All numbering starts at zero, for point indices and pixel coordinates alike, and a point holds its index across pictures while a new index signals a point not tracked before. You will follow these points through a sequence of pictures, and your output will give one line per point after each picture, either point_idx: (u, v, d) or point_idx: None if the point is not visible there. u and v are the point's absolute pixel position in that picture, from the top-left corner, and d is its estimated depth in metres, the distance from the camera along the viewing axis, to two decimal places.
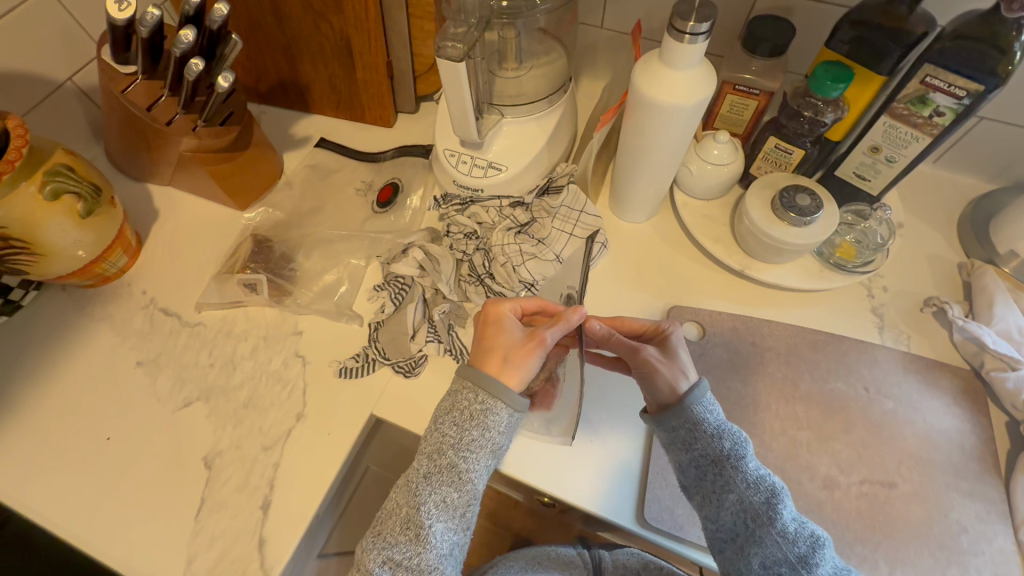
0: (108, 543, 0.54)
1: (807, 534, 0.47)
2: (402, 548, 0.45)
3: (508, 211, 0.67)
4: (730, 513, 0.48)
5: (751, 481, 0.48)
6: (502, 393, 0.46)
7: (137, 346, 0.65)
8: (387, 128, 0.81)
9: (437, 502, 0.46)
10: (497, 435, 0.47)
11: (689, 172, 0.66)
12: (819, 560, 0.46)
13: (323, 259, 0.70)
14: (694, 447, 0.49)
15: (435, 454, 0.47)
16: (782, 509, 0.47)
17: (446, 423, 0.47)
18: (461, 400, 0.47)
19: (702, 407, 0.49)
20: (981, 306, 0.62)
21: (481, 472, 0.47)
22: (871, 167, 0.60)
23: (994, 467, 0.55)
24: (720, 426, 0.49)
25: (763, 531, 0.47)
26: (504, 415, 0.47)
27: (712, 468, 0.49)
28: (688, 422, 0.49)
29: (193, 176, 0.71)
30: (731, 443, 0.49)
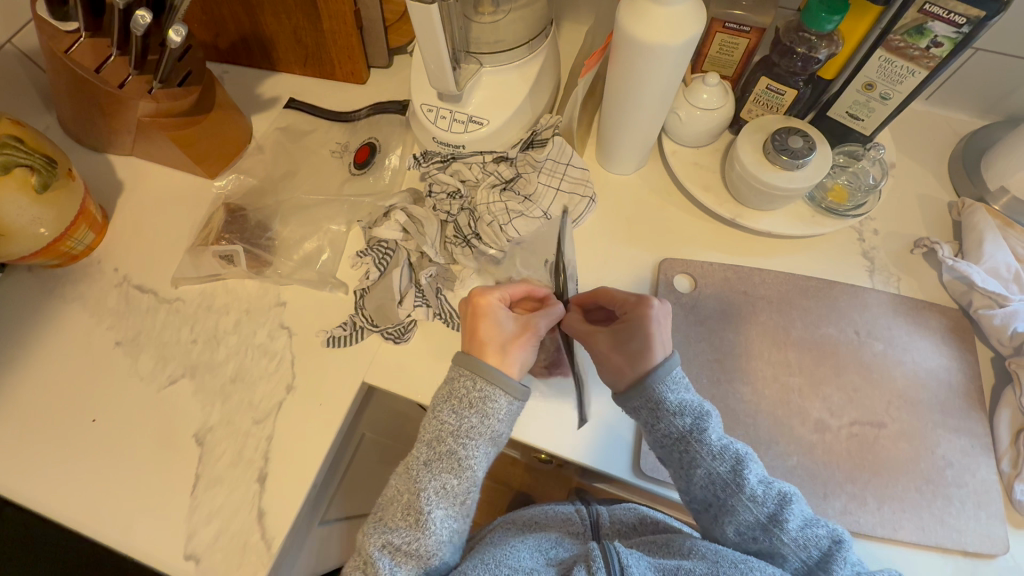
0: (104, 523, 0.54)
1: (775, 493, 0.47)
2: (401, 534, 0.45)
3: (492, 166, 0.64)
4: (700, 486, 0.49)
5: (716, 453, 0.48)
6: (501, 381, 0.46)
7: (115, 326, 0.63)
8: (360, 84, 0.77)
9: (437, 489, 0.46)
10: (496, 424, 0.46)
11: (679, 119, 0.64)
12: (789, 517, 0.46)
13: (302, 227, 0.67)
14: (657, 427, 0.49)
15: (434, 442, 0.46)
16: (748, 474, 0.48)
17: (444, 411, 0.46)
18: (458, 386, 0.46)
19: (666, 386, 0.49)
20: (970, 244, 0.62)
21: (481, 459, 0.46)
22: (865, 105, 0.58)
23: (979, 402, 0.56)
24: (681, 402, 0.49)
25: (733, 500, 0.48)
26: (504, 401, 0.46)
27: (677, 446, 0.49)
28: (650, 401, 0.49)
29: (155, 143, 0.67)
30: (693, 419, 0.49)
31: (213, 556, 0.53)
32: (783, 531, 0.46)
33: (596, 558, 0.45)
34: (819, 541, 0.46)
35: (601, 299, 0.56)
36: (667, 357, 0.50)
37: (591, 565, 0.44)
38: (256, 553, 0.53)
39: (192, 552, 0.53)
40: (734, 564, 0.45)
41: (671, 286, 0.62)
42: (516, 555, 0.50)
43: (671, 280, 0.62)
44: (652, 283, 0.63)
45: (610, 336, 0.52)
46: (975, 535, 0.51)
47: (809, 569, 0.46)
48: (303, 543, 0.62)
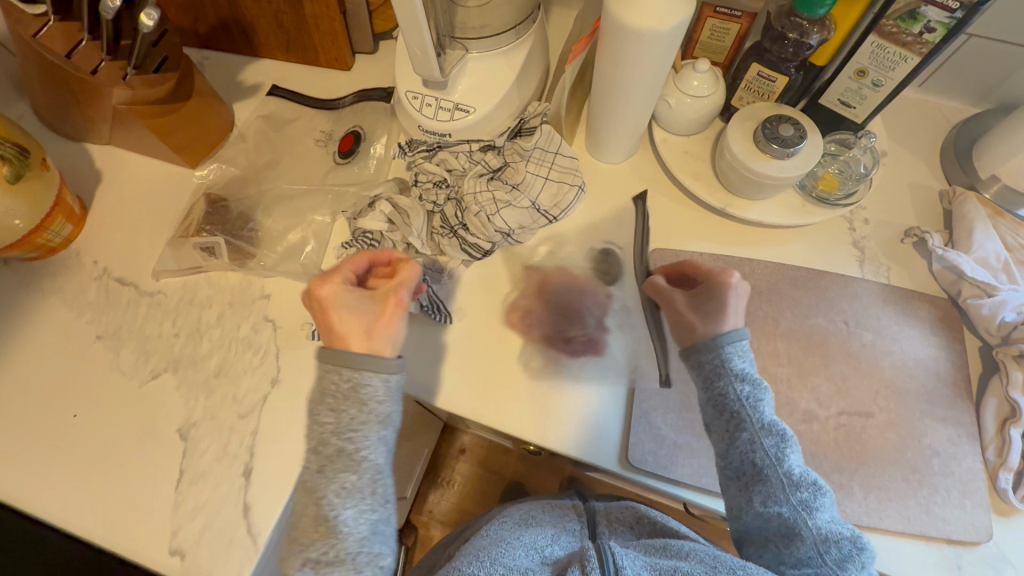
0: (86, 519, 0.53)
1: (811, 480, 0.47)
2: (317, 547, 0.44)
3: (479, 155, 0.63)
4: (740, 451, 0.48)
5: (766, 424, 0.48)
6: (366, 363, 0.45)
7: (94, 319, 0.61)
8: (344, 71, 0.75)
9: (338, 492, 0.44)
10: (374, 406, 0.45)
11: (669, 107, 0.63)
12: (820, 505, 0.46)
13: (285, 218, 0.66)
14: (714, 385, 0.50)
15: (320, 446, 0.45)
16: (790, 453, 0.47)
17: (322, 413, 0.45)
18: (331, 381, 0.45)
19: (733, 349, 0.50)
20: (961, 234, 0.61)
21: (373, 447, 0.45)
22: (857, 92, 0.57)
23: (966, 392, 0.57)
24: (746, 370, 0.49)
25: (770, 471, 0.47)
26: (376, 381, 0.45)
27: (728, 408, 0.49)
28: (716, 359, 0.50)
29: (133, 133, 0.65)
30: (753, 388, 0.49)
31: (198, 552, 0.52)
32: (812, 517, 0.45)
33: (590, 558, 0.44)
34: (841, 540, 0.44)
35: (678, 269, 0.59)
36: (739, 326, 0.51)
37: (586, 565, 0.43)
38: (242, 548, 0.52)
39: (177, 547, 0.52)
40: (732, 570, 0.42)
41: None
42: (511, 553, 0.49)
43: None
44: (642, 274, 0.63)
45: (686, 300, 0.55)
46: (960, 523, 0.51)
47: (825, 563, 0.44)
48: None
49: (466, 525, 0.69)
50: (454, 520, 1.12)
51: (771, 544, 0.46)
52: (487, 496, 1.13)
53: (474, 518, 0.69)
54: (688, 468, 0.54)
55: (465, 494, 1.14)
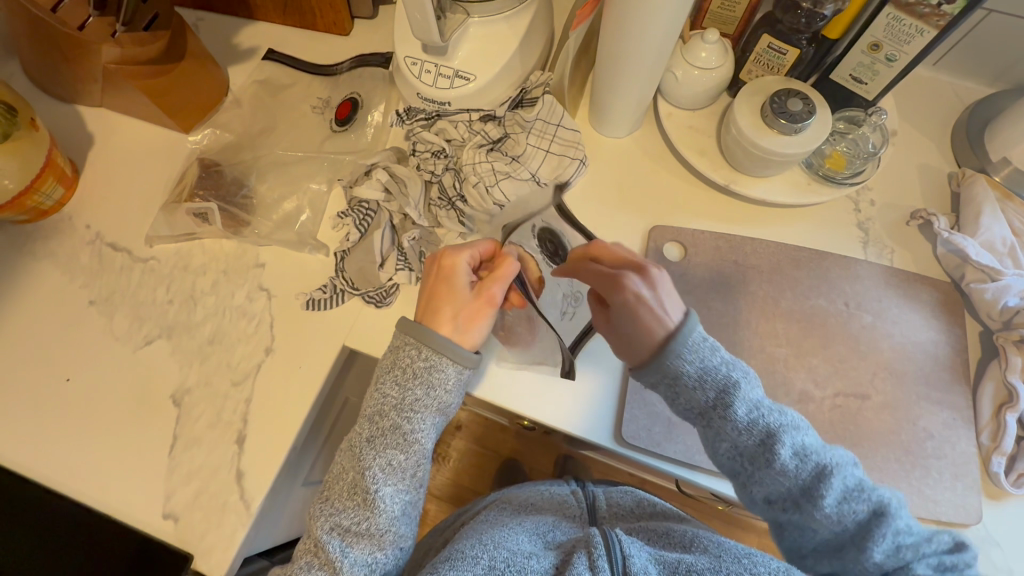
0: (81, 482, 0.53)
1: (811, 467, 0.44)
2: (349, 513, 0.45)
3: (478, 125, 0.62)
4: (727, 458, 0.46)
5: (744, 427, 0.45)
6: (446, 350, 0.45)
7: (87, 285, 0.61)
8: (342, 36, 0.73)
9: (382, 466, 0.45)
10: (443, 393, 0.46)
11: (675, 79, 0.61)
12: (826, 491, 0.44)
13: (281, 186, 0.64)
14: (678, 400, 0.46)
15: (376, 417, 0.46)
16: (781, 448, 0.44)
17: (387, 383, 0.46)
18: (404, 360, 0.46)
19: (681, 358, 0.45)
20: (968, 217, 0.60)
21: (427, 433, 0.46)
22: (870, 67, 0.56)
23: (964, 376, 0.56)
24: (704, 371, 0.45)
25: (763, 472, 0.45)
26: (450, 371, 0.46)
27: (700, 418, 0.46)
28: (667, 376, 0.46)
29: (125, 96, 0.64)
30: (716, 391, 0.45)
31: (191, 516, 0.52)
32: (818, 507, 0.44)
33: (597, 545, 0.42)
34: (855, 513, 0.44)
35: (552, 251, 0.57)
36: (685, 315, 0.46)
37: (593, 554, 0.42)
38: (235, 513, 0.52)
39: (171, 511, 0.53)
40: (738, 558, 0.42)
41: (660, 254, 0.61)
42: (514, 538, 0.47)
43: (660, 248, 0.61)
44: (642, 249, 0.62)
45: (606, 312, 0.50)
46: (949, 504, 0.51)
47: (845, 541, 0.45)
48: (285, 504, 0.62)
49: (465, 506, 0.69)
50: (448, 495, 1.13)
51: (787, 530, 0.47)
52: (482, 472, 1.14)
53: (472, 504, 0.67)
54: (682, 445, 0.54)
55: (461, 469, 1.15)
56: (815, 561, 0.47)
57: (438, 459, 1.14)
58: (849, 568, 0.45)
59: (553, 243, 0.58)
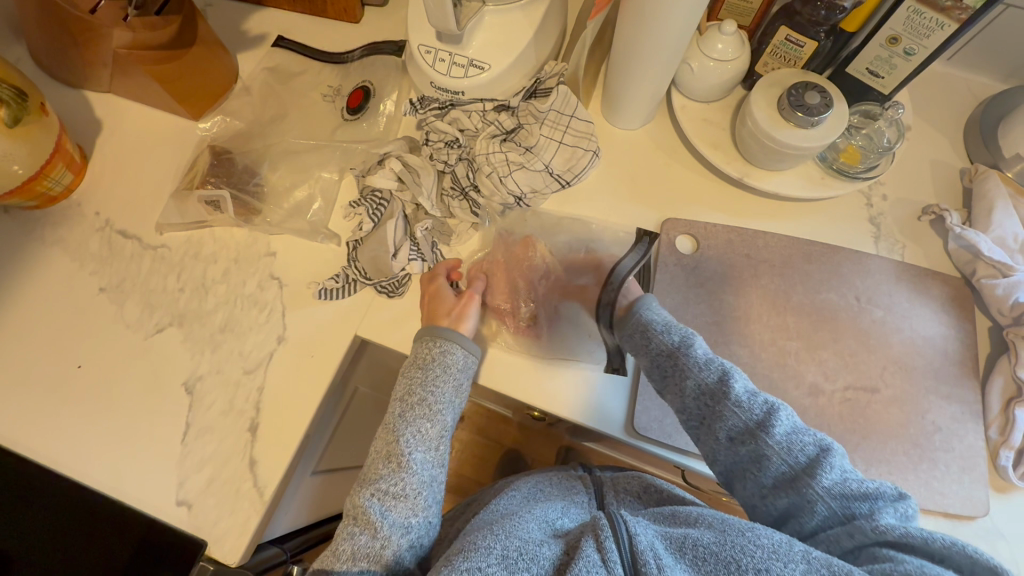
0: (93, 468, 0.53)
1: (761, 401, 0.47)
2: (387, 479, 0.48)
3: (492, 115, 0.61)
4: (692, 395, 0.49)
5: (702, 363, 0.50)
6: (455, 337, 0.52)
7: (97, 272, 0.60)
8: (353, 23, 0.72)
9: (413, 435, 0.49)
10: (458, 372, 0.51)
11: (691, 71, 0.60)
12: (777, 421, 0.46)
13: (291, 174, 0.64)
14: (650, 348, 0.52)
15: (405, 395, 0.51)
16: (734, 381, 0.48)
17: (413, 369, 0.52)
18: (421, 350, 0.52)
19: (650, 312, 0.53)
20: (980, 212, 0.60)
21: (449, 405, 0.51)
22: (887, 61, 0.55)
23: (973, 370, 0.57)
24: (668, 323, 0.52)
25: (723, 407, 0.48)
26: (461, 354, 0.52)
27: (669, 362, 0.51)
28: (639, 326, 0.53)
29: (134, 81, 0.63)
30: (680, 336, 0.51)
31: (204, 503, 0.52)
32: (771, 435, 0.46)
33: (603, 526, 0.42)
34: (804, 446, 0.45)
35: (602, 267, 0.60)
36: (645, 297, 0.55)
37: (600, 535, 0.41)
38: (249, 500, 0.52)
39: (183, 498, 0.53)
40: (741, 531, 0.41)
41: (673, 246, 0.61)
42: (525, 526, 0.47)
43: (673, 240, 0.61)
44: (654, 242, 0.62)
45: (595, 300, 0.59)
46: (956, 497, 0.52)
47: (798, 474, 0.45)
48: (296, 492, 0.62)
49: (477, 495, 0.70)
50: (451, 485, 1.14)
51: (749, 474, 0.47)
52: (485, 462, 1.14)
53: (480, 493, 0.71)
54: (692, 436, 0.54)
55: (464, 460, 1.15)
56: (772, 501, 0.46)
57: None
58: (803, 501, 0.44)
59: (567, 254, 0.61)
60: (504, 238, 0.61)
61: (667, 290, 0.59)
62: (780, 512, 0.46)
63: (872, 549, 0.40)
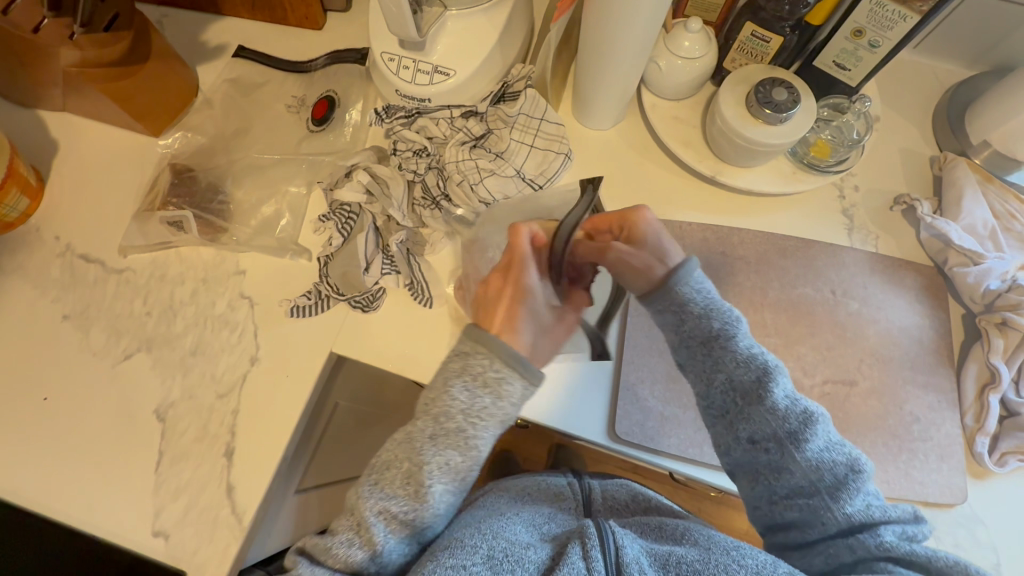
0: (65, 503, 0.52)
1: (800, 411, 0.45)
2: (399, 501, 0.42)
3: (460, 122, 0.60)
4: (721, 390, 0.47)
5: (743, 359, 0.46)
6: (518, 361, 0.40)
7: (60, 299, 0.59)
8: (315, 30, 0.70)
9: (440, 464, 0.41)
10: (508, 407, 0.41)
11: (659, 69, 0.60)
12: (810, 436, 0.44)
13: (258, 189, 0.62)
14: (683, 328, 0.48)
15: (441, 417, 0.41)
16: (775, 387, 0.45)
17: (455, 386, 0.41)
18: (473, 360, 0.41)
19: (690, 288, 0.47)
20: (950, 201, 0.61)
21: (489, 441, 0.42)
22: (852, 54, 0.55)
23: (948, 358, 0.57)
24: (709, 304, 0.47)
25: (752, 409, 0.46)
26: (518, 386, 0.41)
27: (701, 347, 0.47)
28: (675, 303, 0.47)
29: (89, 100, 0.61)
30: (723, 323, 0.47)
31: (181, 533, 0.51)
32: (800, 448, 0.44)
33: (591, 535, 0.41)
34: (834, 467, 0.44)
35: (628, 223, 0.52)
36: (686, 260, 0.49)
37: (587, 543, 0.41)
38: (227, 528, 0.51)
39: (159, 529, 0.51)
40: (726, 550, 0.41)
41: None
42: (512, 529, 0.46)
43: None
44: None
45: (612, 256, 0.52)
46: (936, 486, 0.52)
47: (818, 491, 0.44)
48: (278, 513, 0.61)
49: None
50: None
51: (762, 477, 0.46)
52: None
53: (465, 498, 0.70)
54: (676, 440, 0.54)
55: None
56: (781, 510, 0.46)
57: None
58: (815, 519, 0.44)
59: None
60: (470, 248, 0.59)
61: None
62: (785, 521, 0.46)
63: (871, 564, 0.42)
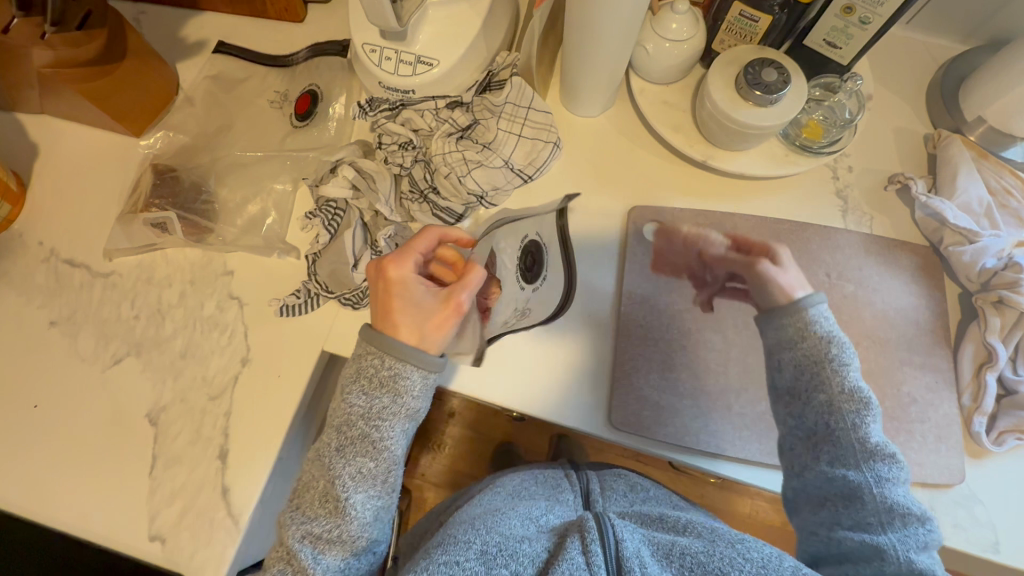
0: (60, 510, 0.52)
1: (884, 448, 0.44)
2: (322, 522, 0.42)
3: (445, 112, 0.59)
4: (814, 412, 0.46)
5: (849, 388, 0.45)
6: (412, 355, 0.42)
7: (46, 305, 0.58)
8: (296, 23, 0.69)
9: (353, 473, 0.43)
10: (411, 401, 0.43)
11: (647, 53, 0.59)
12: (891, 475, 0.43)
13: (242, 188, 0.62)
14: (798, 347, 0.47)
15: (344, 426, 0.43)
16: (871, 421, 0.45)
17: (354, 394, 0.43)
18: (366, 366, 0.43)
19: (819, 315, 0.47)
20: (944, 179, 0.60)
21: (398, 438, 0.44)
22: (844, 31, 0.54)
23: (945, 338, 0.57)
24: (834, 333, 0.47)
25: (843, 435, 0.45)
26: (416, 377, 0.43)
27: (811, 368, 0.47)
28: (802, 322, 0.47)
29: (67, 101, 0.60)
30: (842, 351, 0.46)
31: (177, 536, 0.51)
32: (881, 485, 0.43)
33: (590, 529, 0.41)
34: (907, 513, 0.42)
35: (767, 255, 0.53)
36: (812, 293, 0.49)
37: (585, 538, 0.40)
38: (223, 530, 0.51)
39: (155, 533, 0.51)
40: (731, 543, 0.41)
41: (641, 235, 0.60)
42: (507, 522, 0.45)
43: (641, 229, 0.60)
44: (622, 234, 0.61)
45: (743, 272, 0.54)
46: (933, 466, 0.52)
47: (886, 528, 0.42)
48: (276, 512, 0.61)
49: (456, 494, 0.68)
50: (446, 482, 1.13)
51: (829, 504, 0.44)
52: (475, 456, 1.13)
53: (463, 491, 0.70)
54: (672, 428, 0.53)
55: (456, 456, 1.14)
56: (838, 539, 0.43)
57: (432, 447, 1.12)
58: (874, 553, 0.41)
59: (530, 257, 0.57)
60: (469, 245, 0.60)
61: (635, 281, 0.58)
62: (839, 552, 0.42)
63: None
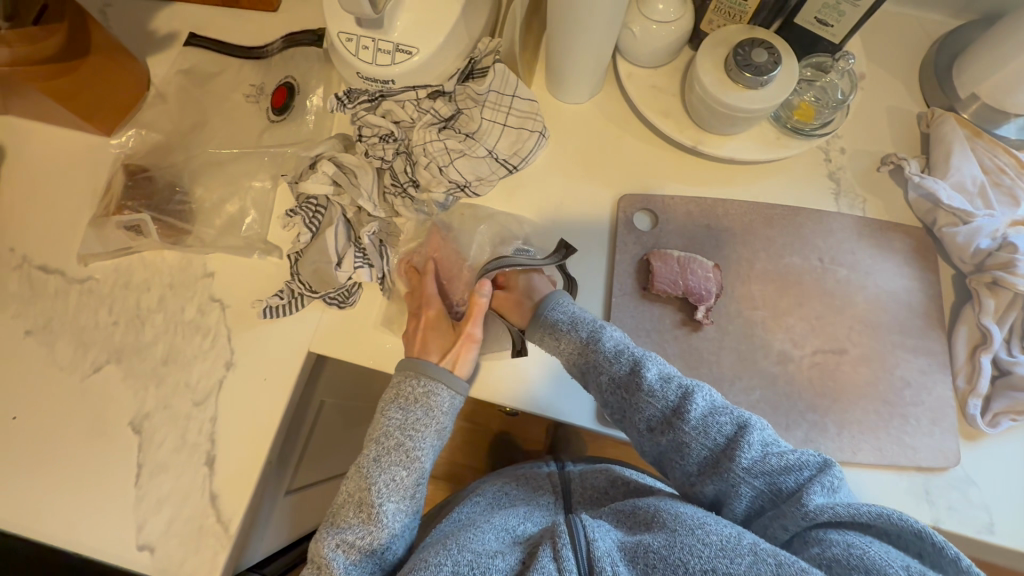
0: (45, 523, 0.51)
1: (734, 424, 0.44)
2: (355, 529, 0.44)
3: (427, 103, 0.55)
4: (655, 444, 0.47)
5: (656, 391, 0.46)
6: (442, 375, 0.49)
7: (21, 313, 0.56)
8: (270, 13, 0.66)
9: (387, 482, 0.46)
10: (441, 416, 0.48)
11: (633, 36, 0.57)
12: (744, 445, 0.42)
13: (219, 186, 0.60)
14: (601, 374, 0.48)
15: (382, 438, 0.47)
16: (692, 405, 0.45)
17: (391, 409, 0.48)
18: (404, 388, 0.49)
19: (571, 323, 0.51)
20: (939, 158, 0.59)
21: (428, 452, 0.48)
22: (835, 8, 0.52)
23: (939, 321, 0.56)
24: (618, 347, 0.49)
25: (681, 435, 0.45)
26: (446, 396, 0.48)
27: (621, 392, 0.48)
28: (574, 345, 0.50)
29: (33, 102, 0.57)
30: (630, 362, 0.48)
31: (166, 545, 0.50)
32: (735, 461, 0.42)
33: (561, 534, 0.40)
34: (786, 473, 0.41)
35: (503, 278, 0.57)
36: (557, 295, 0.53)
37: (557, 543, 0.39)
38: (213, 536, 0.50)
39: (144, 543, 0.50)
40: (691, 530, 0.39)
41: (631, 224, 0.59)
42: (480, 538, 0.45)
43: (631, 218, 0.59)
44: (611, 222, 0.59)
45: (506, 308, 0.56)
46: (928, 450, 0.52)
47: (776, 503, 0.41)
48: (268, 515, 0.60)
49: (451, 496, 0.68)
50: (442, 474, 1.13)
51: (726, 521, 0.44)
52: (474, 447, 1.12)
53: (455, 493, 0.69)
54: None
55: (453, 448, 1.13)
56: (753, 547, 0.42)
57: None
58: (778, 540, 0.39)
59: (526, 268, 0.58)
60: (435, 228, 0.59)
61: (624, 272, 0.57)
62: None
63: (805, 534, 0.38)
